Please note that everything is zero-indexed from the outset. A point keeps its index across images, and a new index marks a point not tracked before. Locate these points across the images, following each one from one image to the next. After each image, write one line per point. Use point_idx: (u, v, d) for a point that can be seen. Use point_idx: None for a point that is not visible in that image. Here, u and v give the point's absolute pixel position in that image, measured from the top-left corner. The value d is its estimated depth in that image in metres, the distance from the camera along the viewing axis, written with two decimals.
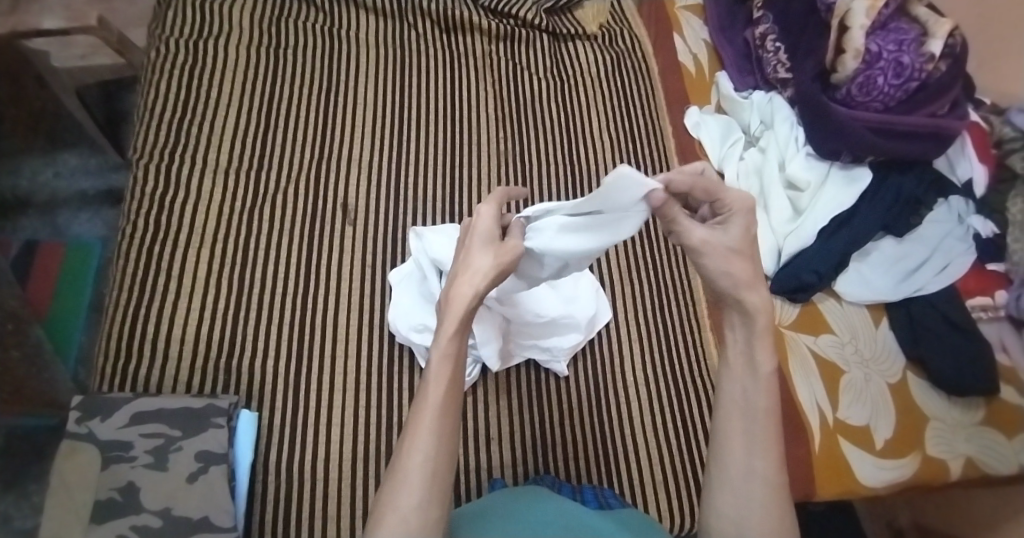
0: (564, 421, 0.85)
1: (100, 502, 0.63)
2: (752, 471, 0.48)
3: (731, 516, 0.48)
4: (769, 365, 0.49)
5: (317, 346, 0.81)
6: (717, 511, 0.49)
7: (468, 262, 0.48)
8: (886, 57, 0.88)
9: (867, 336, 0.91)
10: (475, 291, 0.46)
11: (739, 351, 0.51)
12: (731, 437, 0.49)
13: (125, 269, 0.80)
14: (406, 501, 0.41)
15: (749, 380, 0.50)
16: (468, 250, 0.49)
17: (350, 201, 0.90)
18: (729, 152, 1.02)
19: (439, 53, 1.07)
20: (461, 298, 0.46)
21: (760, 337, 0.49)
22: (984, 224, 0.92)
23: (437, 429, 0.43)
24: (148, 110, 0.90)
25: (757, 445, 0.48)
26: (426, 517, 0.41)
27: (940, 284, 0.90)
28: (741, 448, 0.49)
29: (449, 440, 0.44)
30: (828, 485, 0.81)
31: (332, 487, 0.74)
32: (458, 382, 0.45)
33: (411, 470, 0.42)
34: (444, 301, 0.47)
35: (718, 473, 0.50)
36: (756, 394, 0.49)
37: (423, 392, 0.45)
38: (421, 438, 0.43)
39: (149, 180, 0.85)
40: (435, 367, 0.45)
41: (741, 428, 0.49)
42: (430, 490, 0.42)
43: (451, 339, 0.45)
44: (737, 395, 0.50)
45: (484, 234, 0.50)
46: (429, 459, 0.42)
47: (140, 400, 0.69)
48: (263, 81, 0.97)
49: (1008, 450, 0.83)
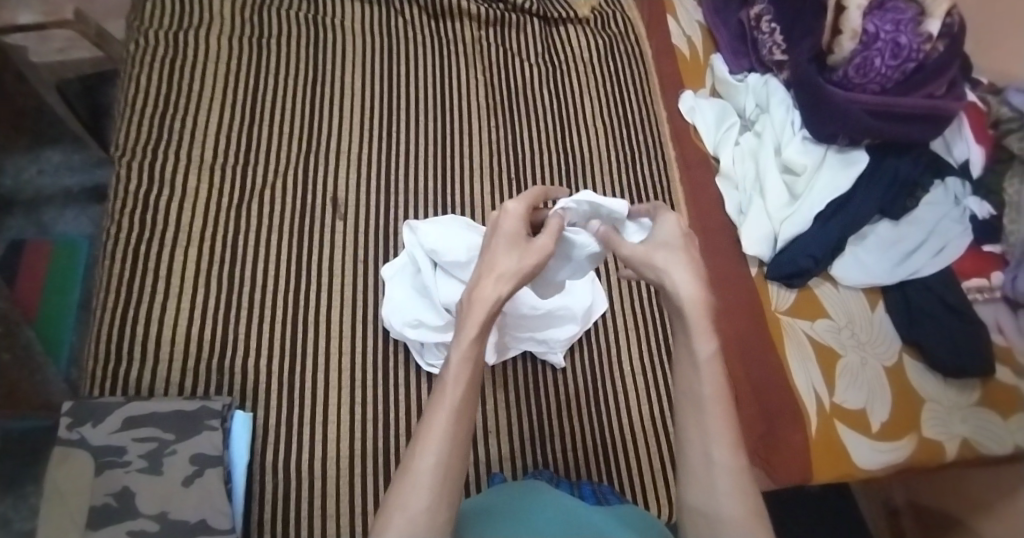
0: (561, 413, 0.85)
1: (95, 509, 0.62)
2: (715, 463, 0.44)
3: (704, 517, 0.44)
4: (709, 348, 0.46)
5: (311, 343, 0.80)
6: (690, 513, 0.45)
7: (494, 262, 0.48)
8: (885, 37, 0.87)
9: (863, 320, 0.91)
10: (499, 293, 0.46)
11: (681, 340, 0.48)
12: (688, 432, 0.46)
13: (111, 270, 0.78)
14: (415, 504, 0.40)
15: (692, 370, 0.46)
16: (494, 249, 0.49)
17: (340, 195, 0.89)
18: (725, 136, 1.01)
19: (427, 39, 1.04)
20: (485, 299, 0.46)
21: (694, 324, 0.46)
22: (981, 205, 0.92)
23: (451, 431, 0.42)
24: (129, 105, 0.88)
25: (714, 436, 0.44)
26: (436, 520, 0.40)
27: (936, 266, 0.90)
28: (701, 442, 0.45)
29: (461, 443, 0.43)
30: (825, 469, 0.81)
31: (330, 485, 0.74)
32: (475, 386, 0.44)
33: (422, 473, 0.41)
34: (467, 300, 0.46)
35: (684, 474, 0.46)
36: (700, 382, 0.45)
37: (438, 393, 0.44)
38: (433, 439, 0.42)
39: (132, 178, 0.83)
40: (454, 368, 0.44)
41: (694, 417, 0.46)
42: (441, 494, 0.40)
43: (471, 341, 0.45)
44: (686, 388, 0.47)
45: (510, 235, 0.50)
46: (440, 461, 0.41)
47: (132, 404, 0.68)
48: (247, 73, 0.94)
49: (1004, 430, 0.84)
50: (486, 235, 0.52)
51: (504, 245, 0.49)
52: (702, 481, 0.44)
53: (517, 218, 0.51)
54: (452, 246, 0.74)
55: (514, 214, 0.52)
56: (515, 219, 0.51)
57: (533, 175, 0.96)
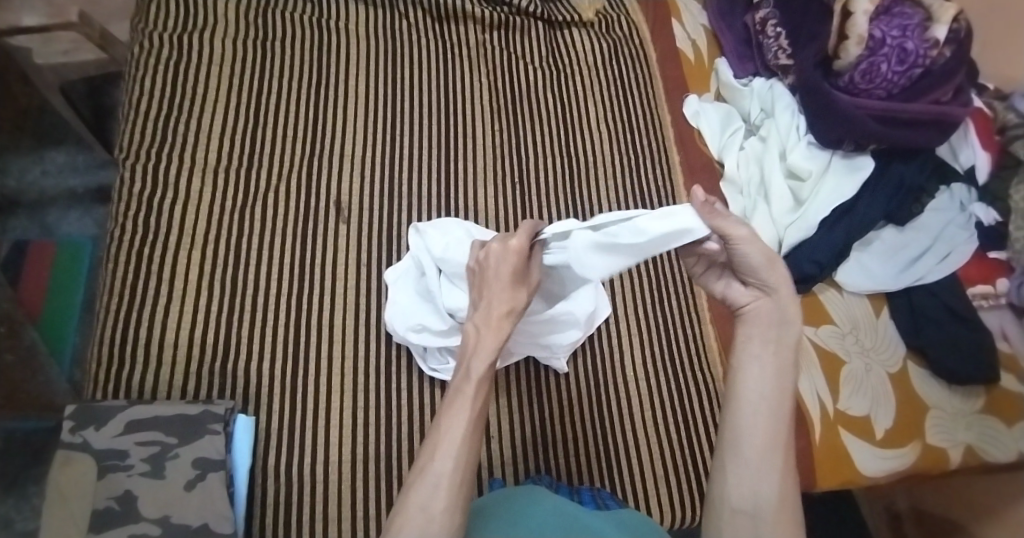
0: (565, 417, 0.85)
1: (98, 512, 0.62)
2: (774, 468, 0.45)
3: (746, 514, 0.45)
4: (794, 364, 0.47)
5: (313, 347, 0.80)
6: (732, 507, 0.46)
7: (508, 300, 0.50)
8: (891, 43, 0.86)
9: (867, 326, 0.91)
10: (509, 327, 0.49)
11: (760, 348, 0.48)
12: (755, 433, 0.46)
13: (114, 273, 0.78)
14: (433, 505, 0.41)
15: (773, 377, 0.47)
16: (502, 284, 0.50)
17: (343, 198, 0.89)
18: (729, 141, 1.00)
19: (432, 42, 1.04)
20: (497, 332, 0.48)
21: (790, 335, 0.48)
22: (987, 212, 0.91)
23: (469, 438, 0.44)
24: (133, 107, 0.88)
25: (779, 444, 0.46)
26: (451, 521, 0.41)
27: (942, 273, 0.89)
28: (764, 446, 0.46)
29: (473, 448, 0.44)
30: (829, 475, 0.81)
31: (333, 489, 0.74)
32: (486, 397, 0.46)
33: (439, 474, 0.42)
34: (482, 327, 0.49)
35: (733, 473, 0.46)
36: (781, 390, 0.47)
37: (459, 401, 0.45)
38: (452, 444, 0.43)
39: (136, 181, 0.83)
40: (472, 388, 0.46)
41: (762, 422, 0.46)
42: (456, 496, 0.42)
43: (489, 364, 0.47)
44: (764, 390, 0.47)
45: (517, 273, 0.50)
46: (458, 465, 0.42)
47: (135, 407, 0.68)
48: (251, 76, 0.94)
49: (1008, 438, 0.84)
50: (488, 268, 0.51)
51: (508, 282, 0.50)
52: (755, 481, 0.45)
53: (521, 255, 0.51)
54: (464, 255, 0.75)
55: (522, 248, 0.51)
56: (519, 256, 0.51)
57: (537, 179, 0.96)
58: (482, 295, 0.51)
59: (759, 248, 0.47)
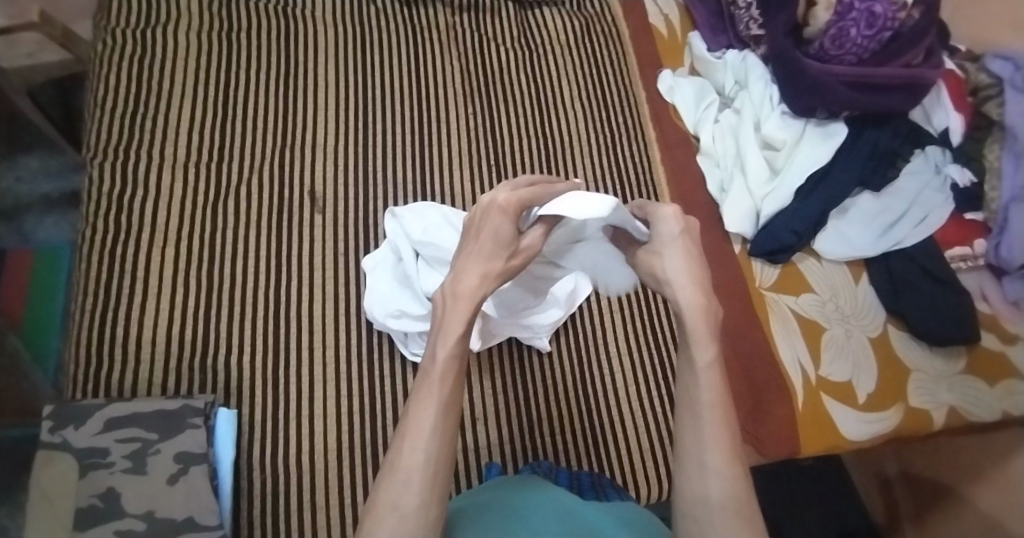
0: (547, 396, 0.85)
1: (81, 510, 0.62)
2: (708, 468, 0.42)
3: (693, 522, 0.42)
4: (707, 356, 0.44)
5: (294, 338, 0.80)
6: (680, 516, 0.43)
7: (481, 261, 0.48)
8: (858, 7, 0.84)
9: (847, 293, 0.94)
10: (478, 296, 0.47)
11: (682, 347, 0.46)
12: (682, 437, 0.44)
13: (88, 274, 0.78)
14: (405, 502, 0.40)
15: (690, 378, 0.45)
16: (483, 244, 0.48)
17: (318, 188, 0.88)
18: (704, 115, 0.99)
19: (401, 27, 1.03)
20: (467, 296, 0.47)
21: (693, 329, 0.45)
22: (963, 172, 0.93)
23: (439, 430, 0.42)
24: (98, 106, 0.87)
25: (707, 445, 0.42)
26: (426, 516, 0.40)
27: (918, 236, 0.92)
28: (695, 448, 0.43)
29: (448, 439, 0.43)
30: (810, 441, 0.85)
31: (322, 478, 0.74)
32: (460, 381, 0.45)
33: (411, 469, 0.41)
34: (452, 294, 0.47)
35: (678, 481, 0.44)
36: (697, 390, 0.44)
37: (427, 387, 0.44)
38: (422, 437, 0.42)
39: (105, 180, 0.82)
40: (441, 366, 0.44)
41: (691, 424, 0.44)
42: (429, 491, 0.41)
43: (457, 339, 0.45)
44: (684, 394, 0.45)
45: (500, 234, 0.49)
46: (430, 459, 0.41)
47: (113, 405, 0.68)
48: (217, 69, 0.93)
49: (990, 397, 0.88)
50: (474, 227, 0.49)
51: (491, 244, 0.49)
52: (694, 483, 0.42)
53: (508, 214, 0.49)
54: (442, 239, 0.75)
55: (505, 209, 0.49)
56: (504, 212, 0.49)
57: (513, 161, 0.96)
58: (460, 257, 0.49)
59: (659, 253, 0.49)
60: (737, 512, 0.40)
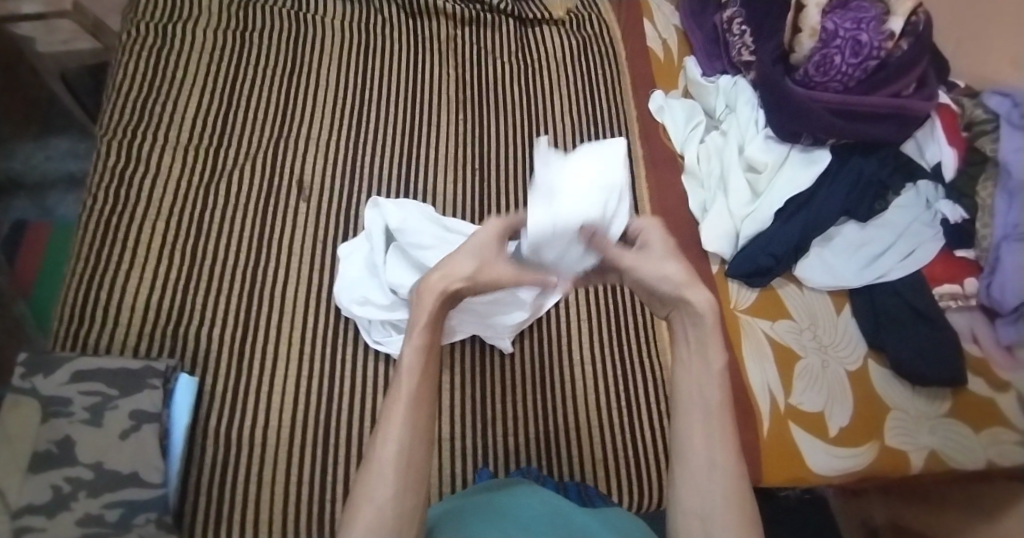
0: (506, 397, 0.86)
1: (38, 453, 0.66)
2: (716, 466, 0.47)
3: (698, 518, 0.47)
4: (721, 360, 0.49)
5: (265, 317, 0.83)
6: (685, 514, 0.47)
7: (450, 265, 0.51)
8: (845, 35, 0.85)
9: (827, 322, 0.92)
10: (448, 291, 0.50)
11: (690, 349, 0.51)
12: (692, 432, 0.49)
13: (84, 239, 0.83)
14: (382, 493, 0.44)
15: (704, 377, 0.49)
16: (461, 250, 0.52)
17: (306, 178, 0.93)
18: (690, 135, 1.00)
19: (404, 36, 1.08)
20: (433, 293, 0.49)
21: (709, 331, 0.49)
22: (953, 209, 0.90)
23: (408, 423, 0.46)
24: (115, 90, 0.94)
25: (717, 442, 0.48)
26: (402, 506, 0.44)
27: (905, 270, 0.89)
28: (704, 446, 0.48)
29: (420, 433, 0.46)
30: (775, 470, 0.82)
31: (273, 452, 0.77)
32: (429, 374, 0.48)
33: (385, 459, 0.45)
34: (421, 291, 0.50)
35: (681, 479, 0.48)
36: (712, 389, 0.49)
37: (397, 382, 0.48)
38: (394, 430, 0.46)
39: (111, 156, 0.89)
40: (407, 359, 0.48)
41: (700, 422, 0.49)
42: (403, 482, 0.44)
43: (423, 333, 0.49)
44: (692, 392, 0.50)
45: (480, 245, 0.52)
46: (402, 450, 0.45)
47: (82, 359, 0.72)
48: (228, 63, 1.00)
49: (972, 443, 0.84)
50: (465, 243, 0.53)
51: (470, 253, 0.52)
52: (701, 482, 0.47)
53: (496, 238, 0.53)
54: (420, 229, 0.80)
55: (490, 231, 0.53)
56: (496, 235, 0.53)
57: (497, 167, 0.98)
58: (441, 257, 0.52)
59: (663, 263, 0.50)
60: (738, 508, 0.46)
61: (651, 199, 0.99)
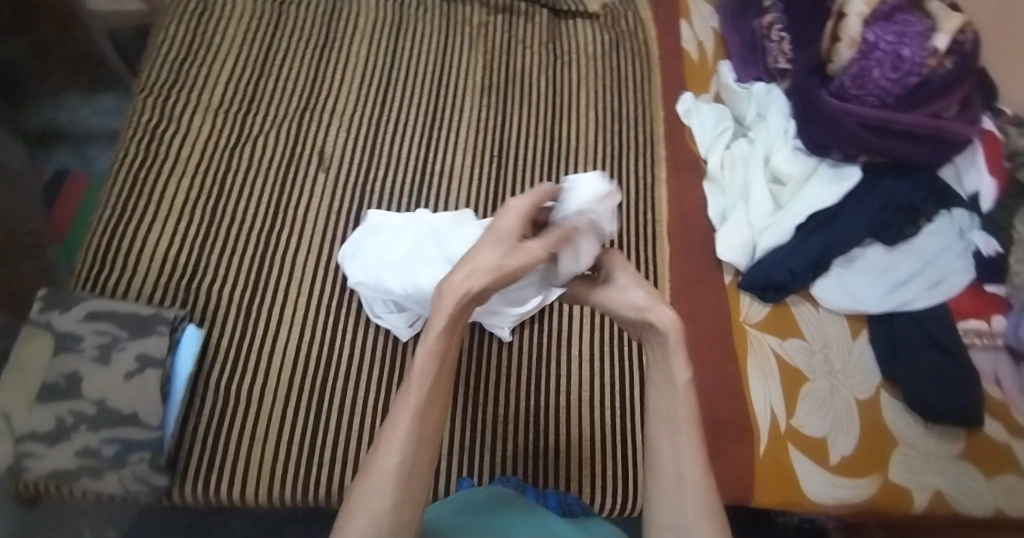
0: (501, 384, 0.84)
1: (48, 384, 0.70)
2: (685, 481, 0.46)
3: (671, 531, 0.46)
4: (685, 375, 0.47)
5: (273, 279, 0.85)
6: (658, 526, 0.46)
7: (473, 258, 0.45)
8: (885, 48, 0.82)
9: (840, 346, 0.86)
10: (469, 293, 0.44)
11: (656, 365, 0.49)
12: (661, 445, 0.47)
13: (113, 188, 0.88)
14: (379, 502, 0.42)
15: (667, 393, 0.48)
16: (486, 239, 0.46)
17: (328, 149, 0.95)
18: (717, 140, 0.99)
19: (437, 19, 1.11)
20: (455, 295, 0.44)
21: (672, 348, 0.48)
22: (986, 242, 0.84)
23: (416, 431, 0.44)
24: (159, 50, 0.99)
25: (683, 457, 0.46)
26: (399, 516, 0.43)
27: (930, 300, 0.84)
28: (672, 460, 0.46)
29: (425, 443, 0.44)
30: (768, 492, 0.78)
31: (267, 410, 0.78)
32: (442, 382, 0.45)
33: (386, 468, 0.43)
34: (440, 290, 0.45)
35: (653, 495, 0.47)
36: (675, 404, 0.47)
37: (406, 388, 0.45)
38: (397, 440, 0.43)
39: (146, 113, 0.93)
40: (421, 365, 0.44)
41: (667, 437, 0.47)
42: (402, 492, 0.43)
43: (441, 339, 0.44)
44: (660, 408, 0.48)
45: (503, 230, 0.47)
46: (404, 461, 0.43)
47: (97, 301, 0.75)
48: (267, 33, 1.04)
49: (984, 490, 0.77)
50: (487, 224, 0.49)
51: (494, 240, 0.46)
52: (672, 496, 0.46)
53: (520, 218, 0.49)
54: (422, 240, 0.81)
55: (514, 213, 0.49)
56: (520, 213, 0.49)
57: (518, 154, 0.98)
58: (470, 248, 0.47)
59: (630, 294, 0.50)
60: (712, 521, 0.45)
61: (669, 202, 0.99)
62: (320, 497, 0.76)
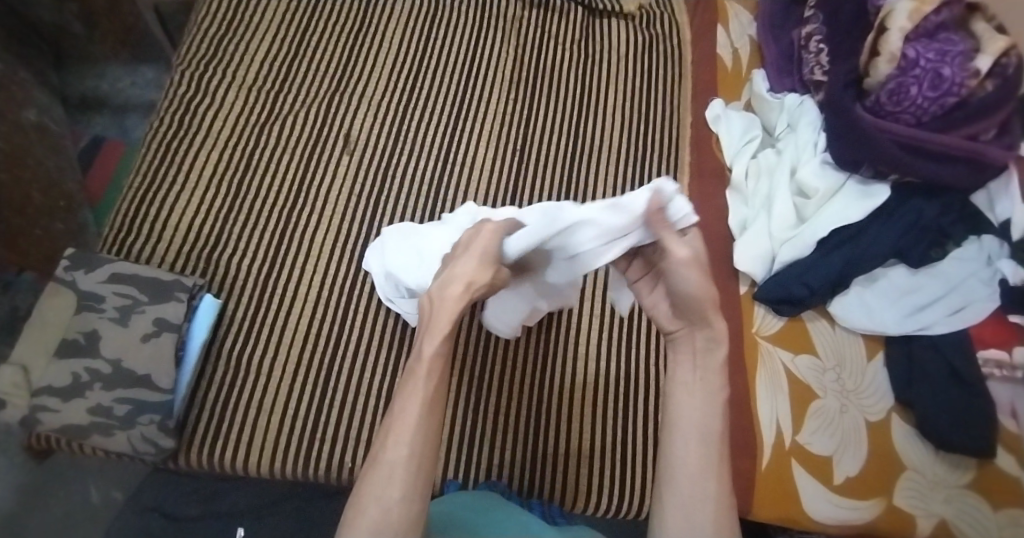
0: (507, 377, 0.84)
1: (67, 341, 0.72)
2: (708, 495, 0.46)
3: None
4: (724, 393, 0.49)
5: (291, 256, 0.87)
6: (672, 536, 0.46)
7: (456, 273, 0.48)
8: (925, 65, 0.81)
9: (854, 366, 0.85)
10: (465, 300, 0.47)
11: (695, 378, 0.50)
12: (688, 456, 0.47)
13: (145, 157, 0.90)
14: (388, 495, 0.42)
15: (703, 407, 0.49)
16: (468, 258, 0.49)
17: (354, 131, 0.96)
18: (744, 149, 0.97)
19: (472, 10, 1.11)
20: (454, 301, 0.47)
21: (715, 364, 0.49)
22: (1015, 270, 0.79)
23: (424, 421, 0.44)
24: (199, 24, 1.01)
25: (710, 472, 0.47)
26: (409, 510, 0.42)
27: (950, 326, 0.82)
28: (698, 473, 0.47)
29: (433, 435, 0.44)
30: (768, 506, 0.77)
31: (274, 384, 0.80)
32: (445, 379, 0.46)
33: (395, 462, 0.43)
34: (438, 297, 0.47)
35: (670, 505, 0.47)
36: (712, 419, 0.48)
37: (412, 385, 0.45)
38: (406, 433, 0.43)
39: (183, 84, 0.95)
40: (427, 363, 0.45)
41: (698, 450, 0.47)
42: (412, 485, 0.42)
43: (444, 340, 0.46)
44: (693, 420, 0.48)
45: (485, 249, 0.50)
46: (413, 454, 0.43)
47: (121, 264, 0.77)
48: (305, 13, 1.06)
49: (991, 523, 0.74)
50: (463, 247, 0.51)
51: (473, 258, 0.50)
52: (692, 509, 0.46)
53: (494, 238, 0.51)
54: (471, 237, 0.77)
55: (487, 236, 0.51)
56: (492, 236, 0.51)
57: (541, 150, 0.98)
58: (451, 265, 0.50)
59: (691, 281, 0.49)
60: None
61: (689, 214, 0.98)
62: (320, 473, 0.77)
